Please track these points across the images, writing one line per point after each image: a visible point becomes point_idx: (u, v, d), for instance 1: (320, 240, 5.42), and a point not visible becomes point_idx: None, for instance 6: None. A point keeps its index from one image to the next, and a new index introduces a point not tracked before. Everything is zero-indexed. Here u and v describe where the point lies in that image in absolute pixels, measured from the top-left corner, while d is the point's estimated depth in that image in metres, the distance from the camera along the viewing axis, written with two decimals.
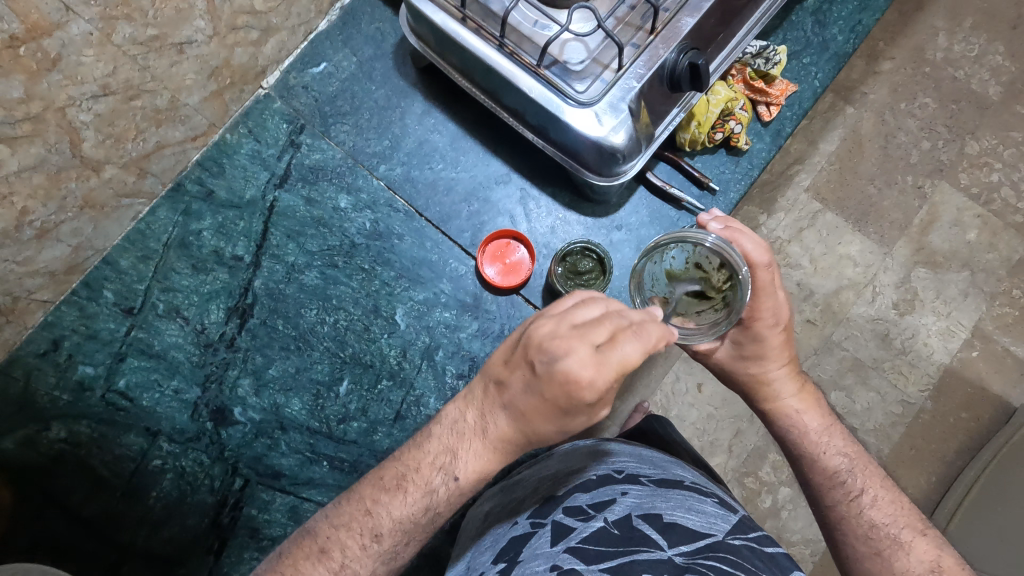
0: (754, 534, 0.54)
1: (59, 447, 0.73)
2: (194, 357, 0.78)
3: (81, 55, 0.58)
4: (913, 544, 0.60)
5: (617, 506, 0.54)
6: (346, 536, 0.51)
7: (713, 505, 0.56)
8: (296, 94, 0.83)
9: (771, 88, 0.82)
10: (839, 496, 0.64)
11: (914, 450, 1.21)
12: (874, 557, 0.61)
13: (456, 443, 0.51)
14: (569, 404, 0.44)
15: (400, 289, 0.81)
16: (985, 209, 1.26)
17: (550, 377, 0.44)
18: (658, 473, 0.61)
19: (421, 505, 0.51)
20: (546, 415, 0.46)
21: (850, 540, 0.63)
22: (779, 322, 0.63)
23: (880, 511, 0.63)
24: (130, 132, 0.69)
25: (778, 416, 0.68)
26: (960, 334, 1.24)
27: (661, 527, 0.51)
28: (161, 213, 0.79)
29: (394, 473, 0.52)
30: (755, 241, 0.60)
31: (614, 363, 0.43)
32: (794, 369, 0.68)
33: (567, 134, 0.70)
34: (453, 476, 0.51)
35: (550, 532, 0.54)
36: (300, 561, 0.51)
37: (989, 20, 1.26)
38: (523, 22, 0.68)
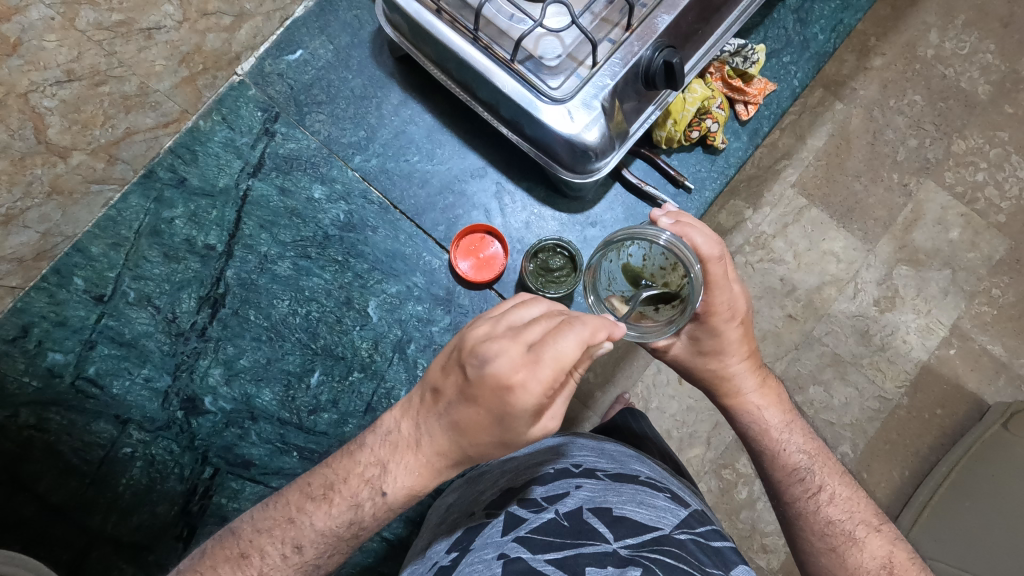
0: (702, 529, 0.55)
1: (28, 432, 0.73)
2: (165, 345, 0.78)
3: (43, 40, 0.57)
4: (865, 540, 0.62)
5: (569, 499, 0.56)
6: (267, 542, 0.53)
7: (664, 499, 0.57)
8: (271, 81, 0.82)
9: (749, 87, 0.81)
10: (798, 493, 0.65)
11: (889, 445, 1.24)
12: (829, 552, 0.62)
13: (387, 456, 0.53)
14: (503, 406, 0.45)
15: (373, 282, 0.81)
16: (969, 208, 1.26)
17: (483, 381, 0.45)
18: (615, 468, 0.62)
19: (345, 518, 0.53)
20: (482, 421, 0.47)
21: (808, 535, 0.63)
22: (735, 313, 0.64)
23: (836, 508, 0.63)
24: (97, 119, 0.67)
25: (741, 411, 0.68)
26: (938, 332, 1.26)
27: (609, 520, 0.52)
28: (133, 200, 0.78)
29: (323, 482, 0.54)
30: (706, 234, 0.59)
31: (546, 361, 0.43)
32: (754, 365, 0.68)
33: (540, 130, 0.70)
34: (381, 490, 0.53)
35: (502, 522, 0.55)
36: (220, 564, 0.53)
37: (981, 18, 1.25)
38: (498, 15, 0.67)
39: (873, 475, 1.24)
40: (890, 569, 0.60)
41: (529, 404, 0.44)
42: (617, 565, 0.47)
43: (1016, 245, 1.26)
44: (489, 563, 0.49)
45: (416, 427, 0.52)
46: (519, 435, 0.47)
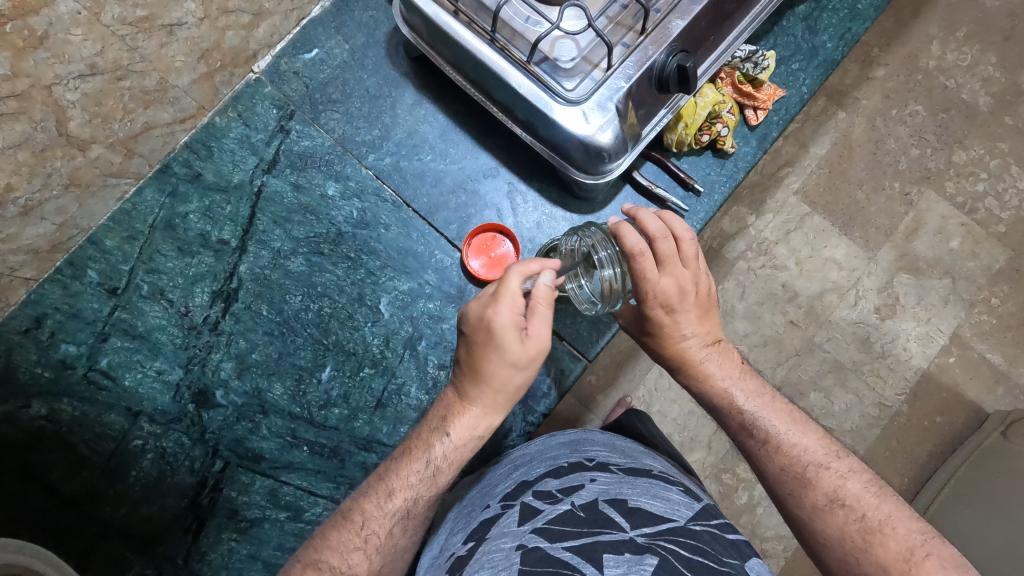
0: (716, 522, 0.56)
1: (40, 423, 0.74)
2: (177, 339, 0.78)
3: (69, 34, 0.58)
4: (816, 476, 0.63)
5: (585, 491, 0.56)
6: (366, 503, 0.59)
7: (678, 493, 0.58)
8: (287, 79, 0.83)
9: (759, 92, 0.82)
10: (752, 446, 0.67)
11: (889, 452, 1.25)
12: (788, 495, 0.64)
13: (447, 412, 0.61)
14: (490, 336, 0.57)
15: (385, 279, 0.82)
16: (969, 218, 1.28)
17: (472, 331, 0.59)
18: (628, 462, 0.63)
19: (426, 469, 0.59)
20: (490, 358, 0.58)
21: (768, 483, 0.66)
22: (680, 284, 0.69)
23: (785, 452, 0.65)
24: (117, 112, 0.68)
25: (692, 380, 0.72)
26: (938, 340, 1.27)
27: (625, 511, 0.53)
28: (147, 194, 0.79)
29: (402, 448, 0.62)
30: (632, 237, 0.65)
31: (506, 293, 0.58)
32: (700, 334, 0.72)
33: (554, 131, 0.71)
34: (448, 436, 0.60)
35: (517, 512, 0.56)
36: (329, 531, 0.58)
37: (981, 30, 1.27)
38: (515, 17, 0.68)
39: None
40: (840, 501, 0.61)
41: (507, 326, 0.57)
42: (635, 553, 0.48)
43: (1016, 255, 1.27)
44: (506, 553, 0.49)
45: (459, 389, 0.61)
46: (519, 354, 0.57)
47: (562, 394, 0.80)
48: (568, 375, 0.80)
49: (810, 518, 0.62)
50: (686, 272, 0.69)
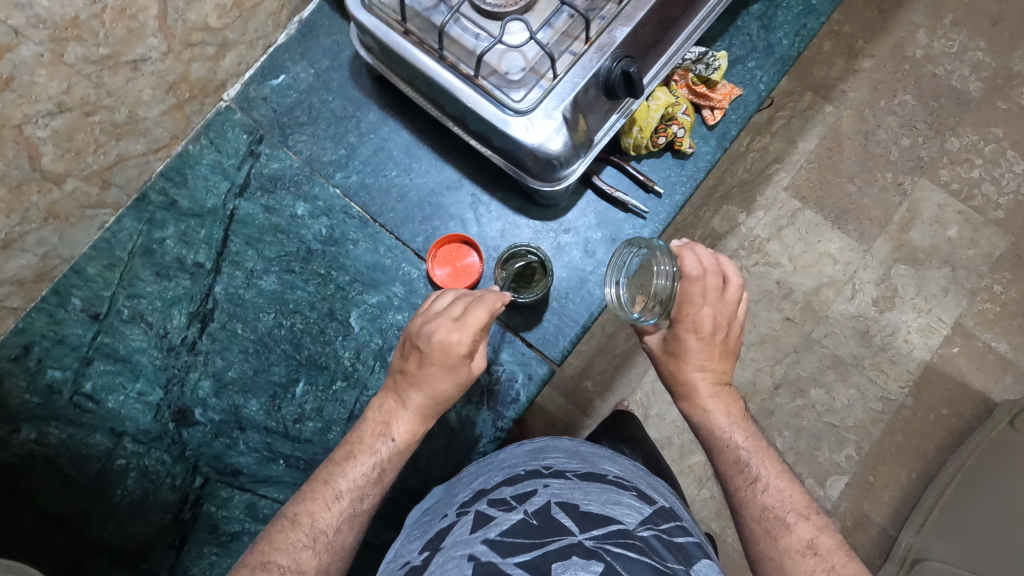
0: (667, 525, 0.58)
1: (29, 447, 0.76)
2: (157, 360, 0.81)
3: (34, 75, 0.62)
4: (796, 525, 0.65)
5: (537, 497, 0.58)
6: (312, 505, 0.64)
7: (630, 497, 0.60)
8: (256, 105, 0.86)
9: (714, 92, 0.83)
10: (739, 481, 0.69)
11: (895, 446, 1.41)
12: (763, 535, 0.65)
13: (390, 416, 0.68)
14: (448, 362, 0.65)
15: (355, 293, 0.84)
16: (966, 205, 1.46)
17: (431, 350, 0.65)
18: (584, 468, 0.65)
19: (370, 466, 0.66)
20: (443, 376, 0.66)
21: (745, 520, 0.68)
22: (698, 318, 0.70)
23: (772, 496, 0.67)
24: (90, 146, 0.72)
25: (692, 408, 0.73)
26: (940, 331, 1.43)
27: (576, 516, 0.55)
28: (126, 222, 0.82)
29: (345, 450, 0.68)
30: (694, 258, 0.69)
31: (470, 324, 0.65)
32: (710, 375, 0.73)
33: (507, 141, 0.72)
34: (391, 438, 0.67)
35: (471, 520, 0.57)
36: (275, 535, 0.63)
37: (969, 16, 1.48)
38: (463, 34, 0.70)
39: (882, 475, 1.41)
40: (815, 552, 0.63)
41: (465, 358, 0.65)
42: (582, 558, 0.49)
43: (1015, 241, 1.44)
44: (459, 564, 0.50)
45: (401, 396, 0.68)
46: (466, 379, 0.67)
47: (531, 400, 0.81)
48: (535, 380, 0.81)
49: (783, 563, 0.64)
50: (725, 309, 0.71)
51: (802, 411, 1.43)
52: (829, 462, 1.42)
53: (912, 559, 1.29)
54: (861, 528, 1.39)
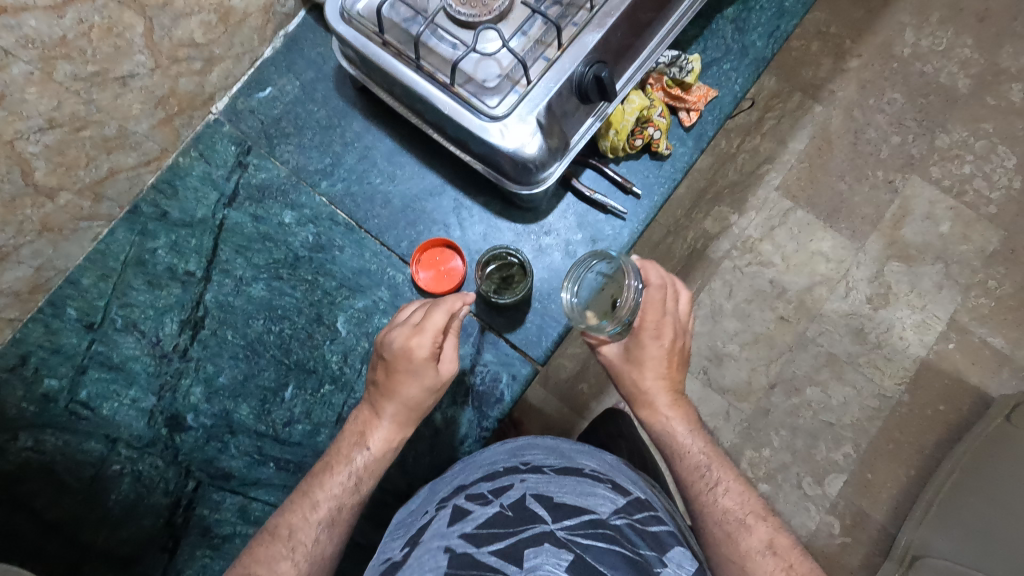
0: (640, 515, 0.61)
1: (26, 454, 0.78)
2: (150, 367, 0.83)
3: (24, 93, 0.64)
4: (756, 526, 0.72)
5: (514, 491, 0.61)
6: (291, 516, 0.69)
7: (605, 489, 0.63)
8: (243, 117, 0.89)
9: (689, 94, 0.85)
10: (701, 487, 0.75)
11: (892, 443, 1.41)
12: (726, 538, 0.72)
13: (364, 428, 0.73)
14: (411, 365, 0.69)
15: (341, 298, 0.86)
16: (957, 201, 1.46)
17: (394, 356, 0.70)
18: (561, 463, 0.67)
19: (347, 476, 0.71)
20: (409, 381, 0.70)
21: (707, 524, 0.73)
22: (660, 329, 0.76)
23: (731, 499, 0.74)
24: (81, 160, 0.74)
25: (655, 419, 0.79)
26: (935, 327, 1.44)
27: (549, 507, 0.58)
28: (119, 234, 0.85)
29: (324, 463, 0.72)
30: (659, 275, 0.76)
31: (428, 329, 0.69)
32: (669, 386, 0.79)
33: (485, 146, 0.74)
34: (367, 447, 0.72)
35: (449, 514, 0.60)
36: (258, 547, 0.67)
37: (954, 14, 1.49)
38: (439, 45, 0.72)
39: (880, 471, 1.41)
40: (773, 550, 0.70)
41: (427, 360, 0.69)
42: (554, 546, 0.53)
43: (1007, 235, 1.44)
44: (435, 555, 0.54)
45: (375, 406, 0.73)
46: (434, 381, 0.71)
47: (515, 400, 0.83)
48: (519, 380, 0.83)
49: (745, 563, 0.70)
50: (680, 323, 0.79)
51: (798, 410, 1.43)
52: (827, 460, 1.42)
53: (912, 556, 1.27)
54: (860, 526, 1.39)
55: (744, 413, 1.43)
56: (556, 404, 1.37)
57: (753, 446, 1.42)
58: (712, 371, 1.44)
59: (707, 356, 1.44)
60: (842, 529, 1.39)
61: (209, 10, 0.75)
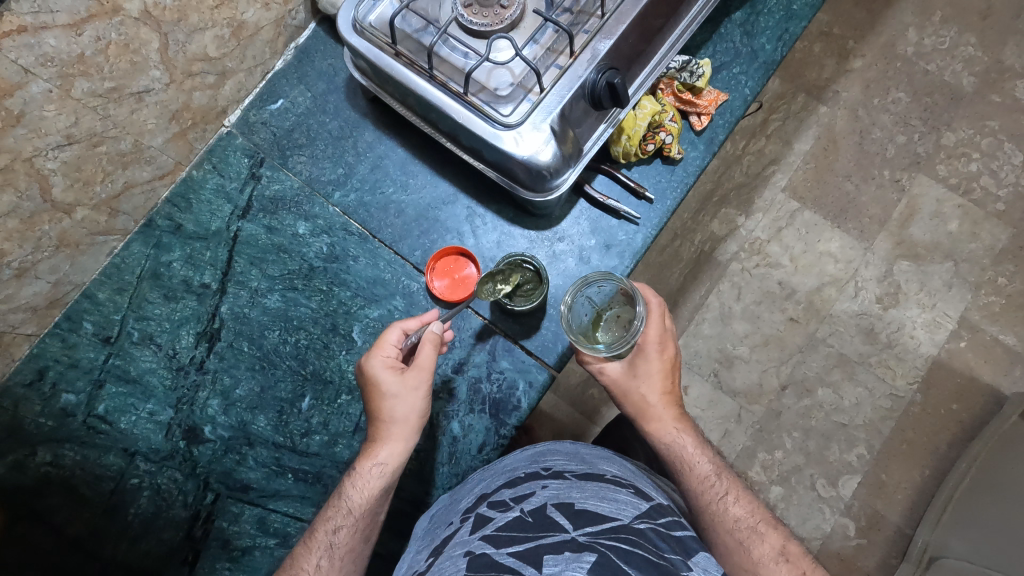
0: (664, 519, 0.61)
1: (46, 470, 0.78)
2: (167, 380, 0.83)
3: (43, 111, 0.65)
4: (766, 533, 0.73)
5: (535, 498, 0.61)
6: (296, 548, 0.71)
7: (627, 494, 0.63)
8: (256, 130, 0.89)
9: (700, 98, 0.85)
10: (711, 497, 0.75)
11: (906, 443, 1.40)
12: (739, 545, 0.72)
13: (361, 456, 0.74)
14: (371, 382, 0.72)
15: (357, 308, 0.86)
16: (965, 199, 1.46)
17: (359, 382, 0.75)
18: (583, 468, 0.67)
19: (342, 504, 0.72)
20: (375, 398, 0.72)
21: (719, 534, 0.74)
22: (661, 342, 0.80)
23: (742, 507, 0.75)
24: (97, 176, 0.75)
25: (662, 431, 0.78)
26: (946, 326, 1.43)
27: (571, 513, 0.58)
28: (134, 247, 0.85)
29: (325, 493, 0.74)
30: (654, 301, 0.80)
31: (382, 345, 0.74)
32: (671, 399, 0.80)
33: (498, 155, 0.74)
34: (357, 475, 0.72)
35: (472, 523, 0.60)
36: None
37: (957, 12, 1.49)
38: (451, 55, 0.73)
39: (894, 472, 1.40)
40: (784, 555, 0.72)
41: (385, 371, 0.72)
42: (574, 551, 0.53)
43: (1016, 233, 1.44)
44: (456, 561, 0.55)
45: (366, 434, 0.74)
46: (401, 390, 0.72)
47: (533, 406, 0.83)
48: (536, 387, 0.83)
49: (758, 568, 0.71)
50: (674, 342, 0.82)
51: (810, 412, 1.42)
52: (841, 462, 1.41)
53: (929, 557, 1.28)
54: (876, 528, 1.38)
55: (756, 415, 1.42)
56: (567, 409, 1.37)
57: (765, 449, 1.42)
58: (723, 374, 1.44)
59: (717, 359, 1.44)
60: (857, 531, 1.38)
61: (222, 25, 0.77)
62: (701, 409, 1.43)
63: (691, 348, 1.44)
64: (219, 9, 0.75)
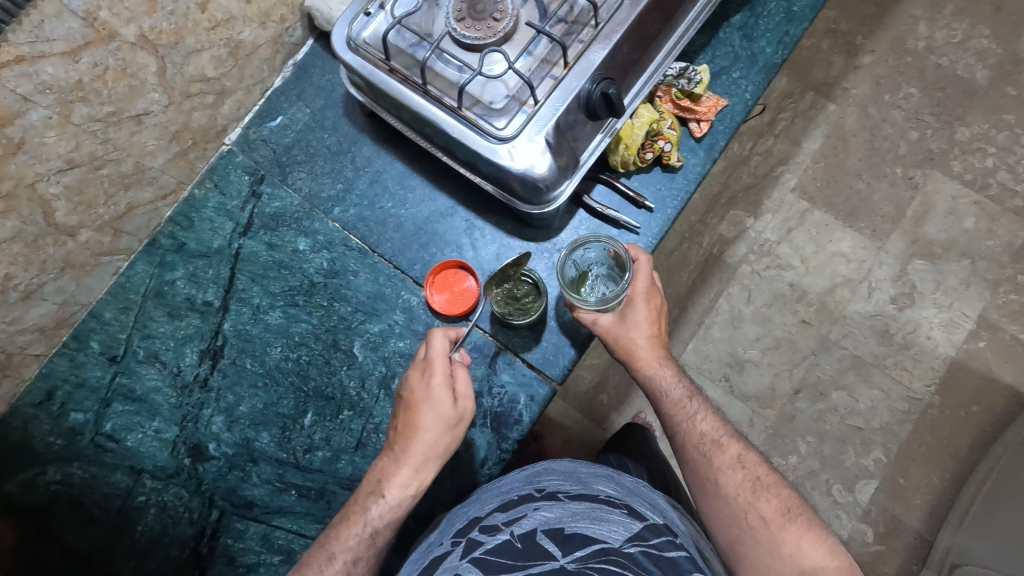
0: (656, 541, 0.64)
1: (55, 488, 0.80)
2: (172, 398, 0.84)
3: (43, 137, 0.66)
4: (728, 446, 0.77)
5: (526, 521, 0.65)
6: (310, 567, 0.71)
7: (619, 514, 0.67)
8: (256, 147, 0.90)
9: (699, 105, 0.85)
10: (682, 418, 0.79)
11: (924, 447, 1.37)
12: (703, 459, 0.76)
13: (382, 474, 0.74)
14: (428, 396, 0.74)
15: (357, 323, 0.86)
16: (981, 195, 1.42)
17: (409, 395, 0.75)
18: (576, 489, 0.72)
19: (363, 525, 0.72)
20: (427, 414, 0.73)
21: (687, 450, 0.78)
22: (650, 291, 0.80)
23: (707, 423, 0.78)
24: (99, 198, 0.76)
25: (643, 364, 0.80)
26: (964, 326, 1.40)
27: (560, 539, 0.61)
28: (139, 266, 0.86)
29: (342, 514, 0.74)
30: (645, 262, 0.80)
31: (435, 358, 0.75)
32: (658, 341, 0.80)
33: (494, 168, 0.74)
34: (383, 495, 0.73)
35: (462, 547, 0.64)
36: None
37: (968, 5, 1.46)
38: (445, 69, 0.73)
39: (913, 477, 1.36)
40: (744, 463, 0.75)
41: (440, 390, 0.73)
42: None
43: None
44: None
45: (394, 450, 0.75)
46: (449, 413, 0.74)
47: (534, 421, 0.82)
48: (537, 401, 0.82)
49: (719, 478, 0.75)
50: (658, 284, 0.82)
51: (825, 415, 1.40)
52: (857, 466, 1.38)
53: (950, 564, 1.24)
54: (895, 534, 1.35)
55: (769, 420, 1.40)
56: (576, 416, 1.36)
57: (779, 454, 1.39)
58: (734, 378, 1.42)
59: (728, 363, 1.42)
60: (876, 537, 1.35)
61: (219, 45, 0.78)
62: None
63: (701, 352, 1.42)
64: (215, 29, 0.76)
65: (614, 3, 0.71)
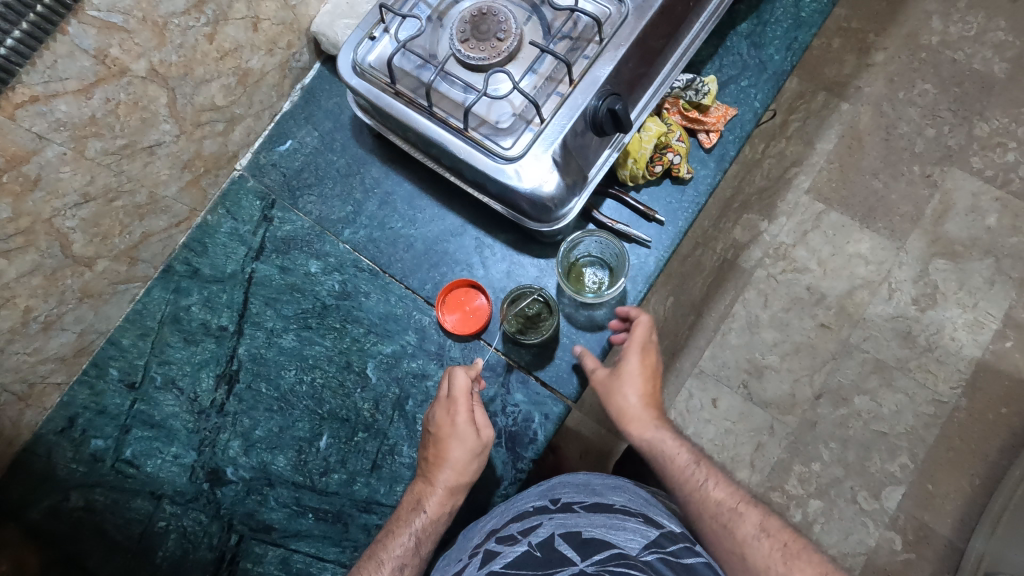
0: (673, 547, 0.66)
1: (78, 514, 0.81)
2: (190, 423, 0.85)
3: (59, 172, 0.67)
4: (732, 505, 0.72)
5: (542, 531, 0.67)
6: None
7: (636, 523, 0.68)
8: (266, 171, 0.90)
9: (707, 116, 0.84)
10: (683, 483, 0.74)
11: (953, 451, 1.33)
12: (705, 517, 0.72)
13: (420, 495, 0.75)
14: (454, 429, 0.74)
15: (370, 344, 0.86)
16: (1003, 190, 1.39)
17: (436, 430, 0.76)
18: (591, 499, 0.72)
19: (406, 543, 0.72)
20: (455, 445, 0.74)
21: (691, 511, 0.73)
22: (644, 348, 0.79)
23: (712, 485, 0.73)
24: (115, 229, 0.77)
25: (641, 430, 0.77)
26: (990, 326, 1.36)
27: (577, 545, 0.63)
28: (154, 293, 0.87)
29: (384, 532, 0.74)
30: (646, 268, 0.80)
31: (458, 395, 0.75)
32: (651, 400, 0.79)
33: (503, 188, 0.73)
34: (424, 511, 0.73)
35: (480, 558, 0.66)
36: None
37: None
38: (450, 91, 0.73)
39: (942, 484, 1.33)
40: (746, 516, 0.71)
41: (464, 425, 0.74)
42: None
43: None
44: None
45: (427, 475, 0.75)
46: (476, 444, 0.74)
47: (549, 439, 0.82)
48: (552, 419, 0.82)
49: (719, 523, 0.71)
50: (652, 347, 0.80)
51: (848, 421, 1.37)
52: (883, 473, 1.35)
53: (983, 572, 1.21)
54: (924, 542, 1.31)
55: (790, 427, 1.37)
56: (594, 427, 1.35)
57: (801, 461, 1.36)
58: (753, 385, 1.39)
59: (746, 369, 1.40)
60: (905, 545, 1.32)
61: (228, 74, 0.79)
62: (732, 422, 1.38)
63: (718, 359, 1.40)
64: (223, 59, 0.77)
65: (618, 18, 0.70)
